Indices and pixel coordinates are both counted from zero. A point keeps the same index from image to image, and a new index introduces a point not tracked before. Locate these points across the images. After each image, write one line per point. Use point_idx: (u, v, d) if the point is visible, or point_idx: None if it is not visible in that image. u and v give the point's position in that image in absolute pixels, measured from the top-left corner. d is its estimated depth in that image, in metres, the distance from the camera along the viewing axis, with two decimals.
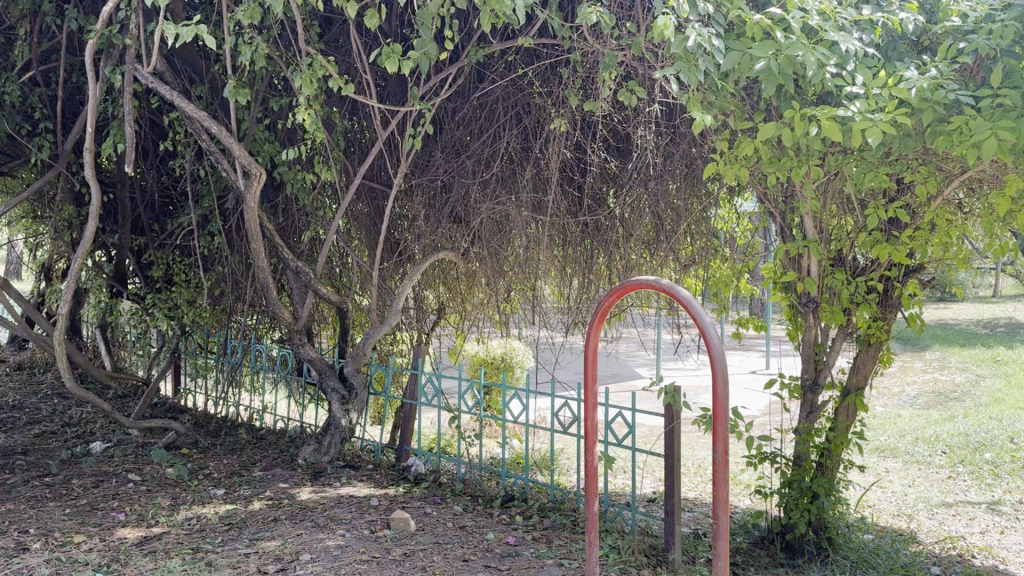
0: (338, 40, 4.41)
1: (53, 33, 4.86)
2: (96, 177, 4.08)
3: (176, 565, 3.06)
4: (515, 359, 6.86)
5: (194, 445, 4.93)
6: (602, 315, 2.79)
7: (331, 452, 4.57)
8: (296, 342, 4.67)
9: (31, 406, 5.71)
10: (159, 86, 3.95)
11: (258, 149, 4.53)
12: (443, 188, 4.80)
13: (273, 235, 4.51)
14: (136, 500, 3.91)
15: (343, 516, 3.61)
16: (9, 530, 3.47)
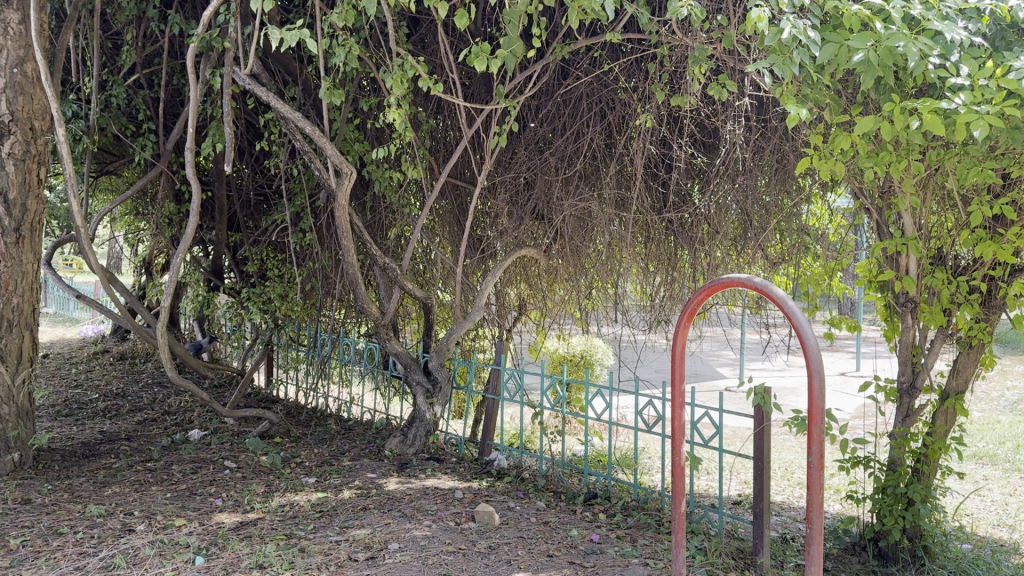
0: (426, 39, 4.48)
1: (156, 38, 5.09)
2: (198, 177, 4.24)
3: (272, 550, 3.18)
4: (595, 357, 6.81)
5: (285, 434, 5.09)
6: (690, 313, 2.68)
7: (416, 444, 4.63)
8: (383, 336, 4.76)
9: (134, 393, 5.99)
10: (256, 88, 4.07)
11: (347, 147, 4.64)
12: (526, 185, 4.81)
13: (362, 232, 4.60)
14: (232, 486, 4.07)
15: (429, 507, 3.68)
16: (116, 512, 3.65)
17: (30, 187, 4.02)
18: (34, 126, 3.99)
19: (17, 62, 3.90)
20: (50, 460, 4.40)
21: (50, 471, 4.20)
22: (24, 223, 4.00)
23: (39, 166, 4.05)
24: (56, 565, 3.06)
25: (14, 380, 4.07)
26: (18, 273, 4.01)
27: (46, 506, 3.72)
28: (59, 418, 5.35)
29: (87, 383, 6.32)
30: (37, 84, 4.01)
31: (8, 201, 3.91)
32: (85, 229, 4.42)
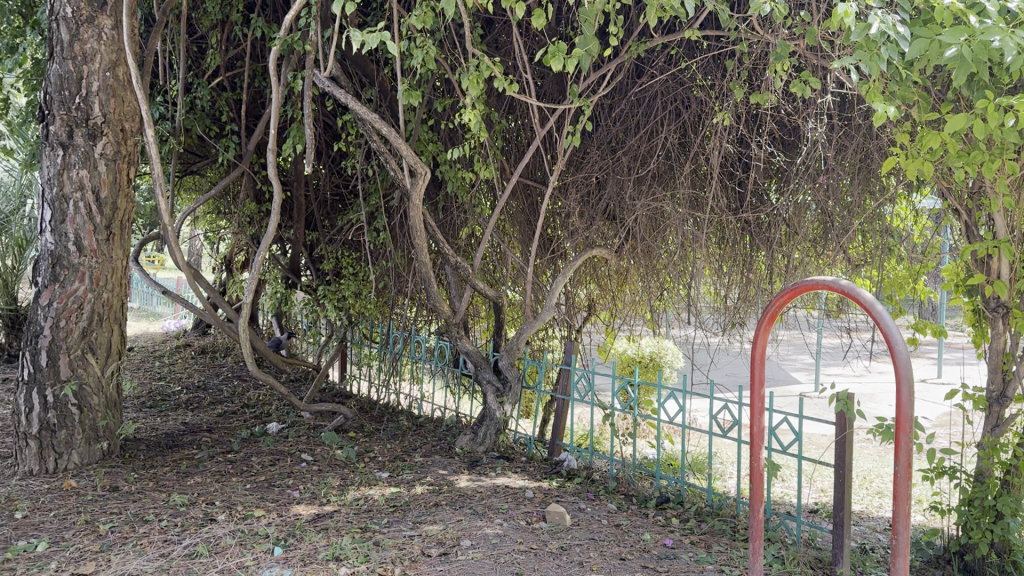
0: (501, 40, 4.51)
1: (239, 42, 5.24)
2: (278, 178, 4.34)
3: (347, 543, 3.24)
4: (664, 359, 6.71)
5: (359, 429, 5.19)
6: (771, 316, 2.61)
7: (487, 443, 4.65)
8: (454, 334, 4.79)
9: (214, 386, 6.19)
10: (334, 90, 4.14)
11: (422, 148, 4.68)
12: (598, 185, 4.77)
13: (435, 231, 4.64)
14: (308, 479, 4.16)
15: (501, 506, 3.69)
16: (199, 501, 3.78)
17: (121, 186, 4.18)
18: (126, 128, 4.16)
19: (110, 66, 4.07)
20: (137, 449, 4.57)
21: (136, 459, 4.37)
22: (115, 220, 4.16)
23: (129, 166, 4.22)
24: (143, 552, 3.19)
25: (104, 371, 4.24)
26: (110, 269, 4.17)
27: (132, 494, 3.87)
28: (145, 409, 5.57)
29: (171, 376, 6.56)
30: (129, 87, 4.17)
31: (100, 200, 4.08)
32: (171, 227, 4.58)
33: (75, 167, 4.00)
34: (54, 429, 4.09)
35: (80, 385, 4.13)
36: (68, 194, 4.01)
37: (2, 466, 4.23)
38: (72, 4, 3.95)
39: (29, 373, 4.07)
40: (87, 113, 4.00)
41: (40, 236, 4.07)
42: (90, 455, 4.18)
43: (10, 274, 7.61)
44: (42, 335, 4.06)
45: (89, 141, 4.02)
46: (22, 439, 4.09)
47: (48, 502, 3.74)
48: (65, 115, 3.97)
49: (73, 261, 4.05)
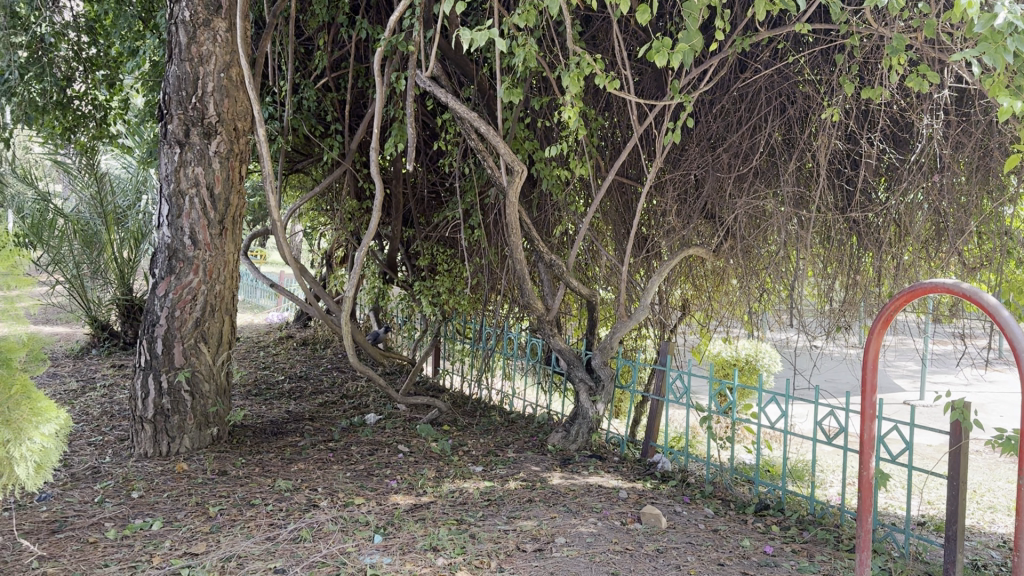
0: (600, 38, 4.52)
1: (343, 43, 5.38)
2: (380, 176, 4.44)
3: (444, 534, 3.30)
4: (761, 362, 6.59)
5: (453, 422, 5.26)
6: (885, 321, 2.51)
7: (579, 441, 4.62)
8: (547, 332, 4.80)
9: (315, 377, 6.40)
10: (435, 90, 4.19)
11: (519, 145, 4.67)
12: (696, 183, 4.67)
13: (531, 228, 4.66)
14: (405, 469, 4.25)
15: (595, 505, 3.68)
16: (302, 487, 3.91)
17: (233, 184, 4.36)
18: (238, 127, 4.33)
19: (224, 67, 4.24)
20: (243, 435, 4.77)
21: (243, 445, 4.56)
22: (227, 215, 4.34)
23: (241, 164, 4.39)
24: (250, 534, 3.32)
25: (215, 360, 4.43)
26: (222, 262, 4.36)
27: (240, 478, 4.04)
28: (250, 397, 5.80)
29: (274, 365, 6.82)
30: (241, 87, 4.34)
31: (214, 196, 4.27)
32: (279, 222, 4.76)
33: (190, 164, 4.19)
34: (168, 414, 4.30)
35: (193, 372, 4.32)
36: (184, 190, 4.20)
37: (120, 447, 4.48)
38: (190, 8, 4.13)
39: (145, 360, 4.29)
40: (202, 113, 4.18)
41: (157, 230, 4.28)
42: (201, 439, 4.39)
43: (127, 266, 8.03)
44: (158, 324, 4.28)
45: (204, 139, 4.20)
46: (139, 423, 4.31)
47: (162, 483, 3.94)
48: (182, 114, 4.16)
49: (188, 254, 4.25)
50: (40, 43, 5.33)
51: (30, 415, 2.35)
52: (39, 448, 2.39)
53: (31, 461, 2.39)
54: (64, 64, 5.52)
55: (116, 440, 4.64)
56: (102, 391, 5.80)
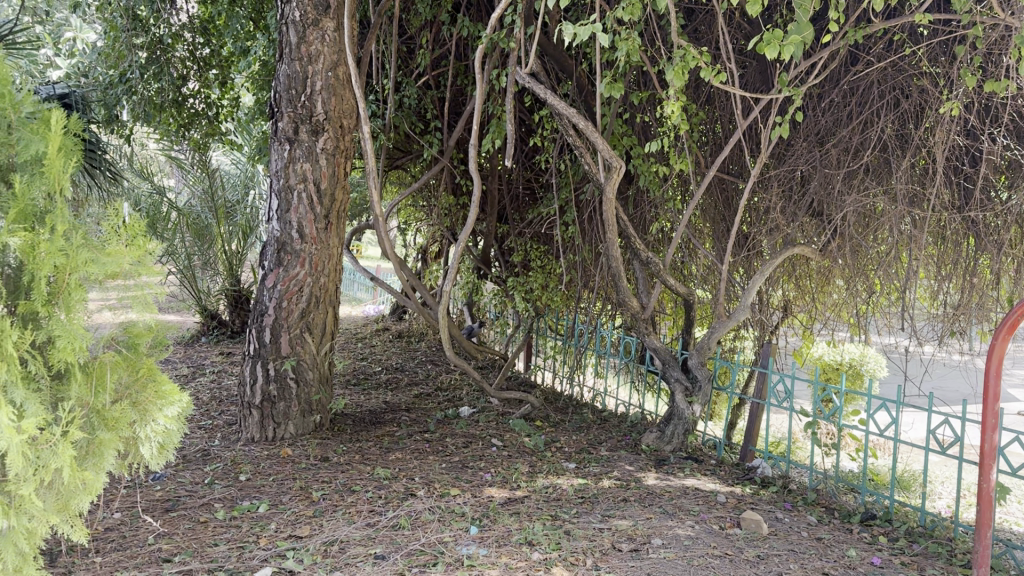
0: (703, 32, 4.46)
1: (445, 41, 5.46)
2: (478, 172, 4.46)
3: (540, 529, 3.31)
4: (866, 367, 6.28)
5: (546, 418, 5.27)
6: (1011, 327, 2.37)
7: (674, 442, 4.53)
8: (642, 330, 4.66)
9: (410, 369, 6.53)
10: (534, 86, 4.18)
11: (616, 141, 4.60)
12: (802, 180, 4.54)
13: (627, 223, 4.49)
14: (499, 463, 4.29)
15: (692, 507, 3.63)
16: (400, 476, 4.00)
17: (338, 179, 4.48)
18: (344, 124, 4.45)
19: (331, 66, 4.36)
20: (344, 423, 4.91)
21: (344, 433, 4.70)
22: (332, 210, 4.47)
23: (346, 161, 4.51)
24: (351, 520, 3.42)
25: (319, 349, 4.58)
26: (327, 255, 4.49)
27: (341, 464, 4.16)
28: (350, 386, 5.97)
29: (372, 356, 6.99)
30: (347, 85, 4.46)
31: (321, 191, 4.40)
32: (380, 217, 4.88)
33: (299, 161, 4.33)
34: (274, 401, 4.47)
35: (298, 361, 4.48)
36: (293, 185, 4.35)
37: (228, 431, 4.68)
38: (300, 9, 4.27)
39: (254, 348, 4.47)
40: (311, 111, 4.31)
41: (267, 223, 4.44)
42: (304, 426, 4.55)
43: (235, 258, 8.37)
44: (266, 314, 4.45)
45: (312, 136, 4.33)
46: (247, 408, 4.50)
47: (268, 467, 4.10)
48: (292, 113, 4.31)
49: (295, 248, 4.39)
50: (159, 43, 5.58)
51: (155, 399, 2.46)
52: (163, 429, 2.51)
53: (155, 440, 2.52)
54: (180, 64, 5.75)
55: (224, 424, 4.84)
56: (211, 377, 6.07)
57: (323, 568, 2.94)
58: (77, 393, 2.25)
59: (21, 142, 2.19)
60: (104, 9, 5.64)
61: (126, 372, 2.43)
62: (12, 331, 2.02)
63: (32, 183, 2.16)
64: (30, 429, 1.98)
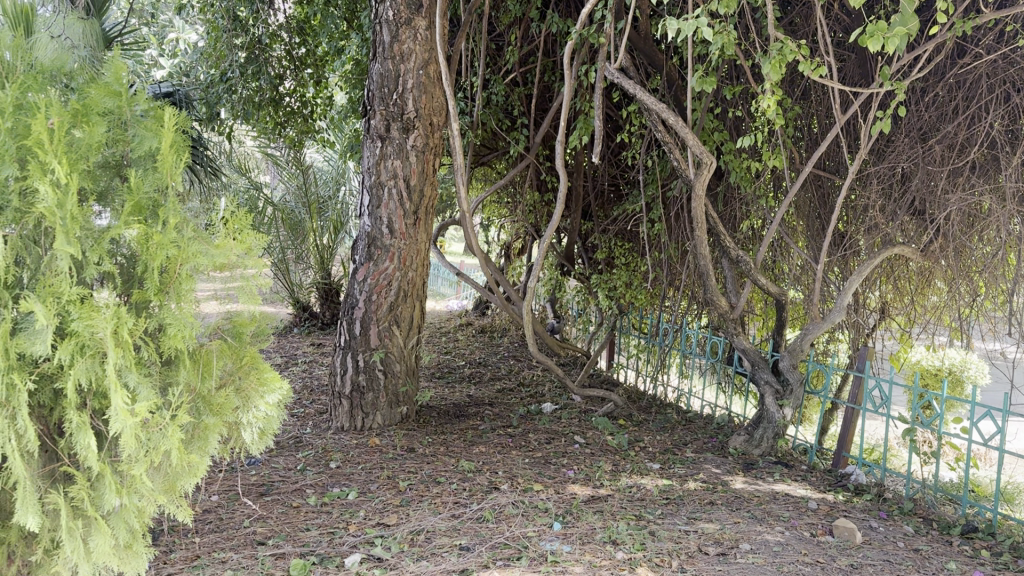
0: (800, 26, 4.35)
1: (533, 37, 5.47)
2: (566, 169, 4.40)
3: (624, 528, 3.29)
4: (966, 374, 5.91)
5: (628, 417, 5.22)
6: None
7: (763, 446, 4.42)
8: (731, 330, 4.55)
9: (493, 363, 6.57)
10: (624, 81, 4.10)
11: (707, 137, 4.50)
12: (903, 178, 4.37)
13: (717, 221, 4.41)
14: (582, 460, 4.28)
15: (782, 513, 3.55)
16: (484, 469, 4.03)
17: (427, 176, 4.55)
18: (433, 121, 4.51)
19: (423, 64, 4.41)
20: (430, 416, 4.99)
21: (429, 425, 4.77)
22: (421, 206, 4.54)
23: (434, 157, 4.57)
24: (437, 511, 3.47)
25: (406, 342, 4.66)
26: (414, 250, 4.56)
27: (427, 456, 4.23)
28: (435, 379, 6.06)
29: (455, 350, 7.07)
30: (437, 83, 4.51)
31: (410, 187, 4.47)
32: (467, 212, 4.93)
33: (390, 158, 4.41)
34: (363, 391, 4.58)
35: (386, 353, 4.57)
36: (384, 181, 4.43)
37: (319, 420, 4.81)
38: (394, 8, 4.34)
39: (345, 340, 4.58)
40: (402, 108, 4.38)
41: (358, 219, 4.55)
42: (391, 417, 4.65)
43: (326, 251, 8.63)
44: (356, 307, 4.56)
45: (403, 134, 4.40)
46: (337, 398, 4.62)
47: (357, 455, 4.20)
48: (384, 110, 4.39)
49: (385, 242, 4.48)
50: (257, 43, 5.74)
51: (257, 385, 2.58)
52: (263, 416, 2.63)
53: (255, 425, 2.64)
54: (277, 63, 5.91)
55: (315, 412, 4.99)
56: (303, 367, 6.26)
57: (411, 557, 3.00)
58: (186, 378, 2.34)
59: (137, 138, 2.30)
60: (207, 11, 5.85)
61: (231, 359, 2.53)
62: (129, 318, 2.13)
63: (145, 177, 2.27)
64: (144, 412, 2.09)
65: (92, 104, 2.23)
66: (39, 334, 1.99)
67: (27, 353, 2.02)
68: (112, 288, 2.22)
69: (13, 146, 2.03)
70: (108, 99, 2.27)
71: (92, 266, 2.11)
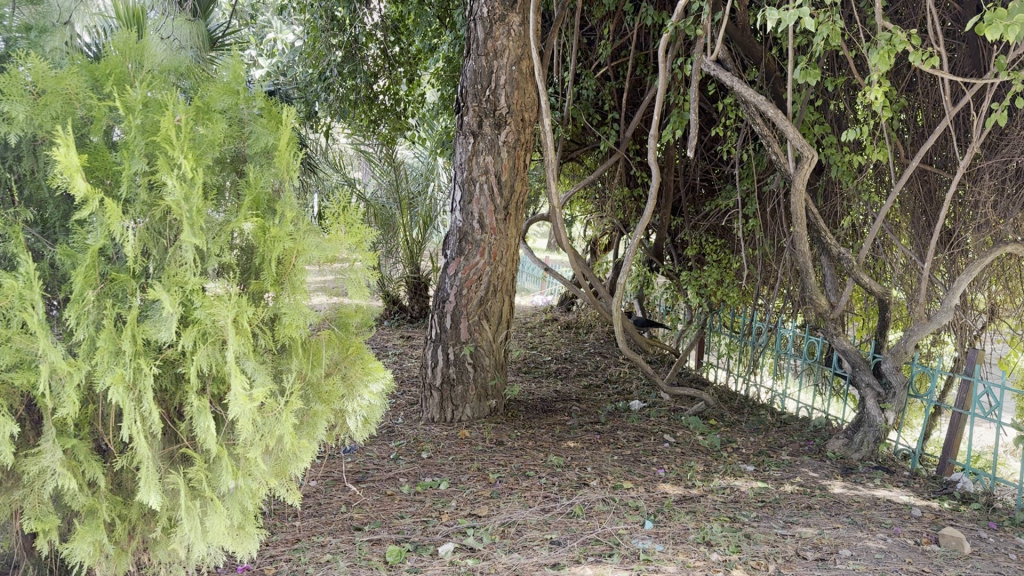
0: (908, 14, 4.20)
1: (625, 31, 5.43)
2: (657, 163, 4.15)
3: (718, 530, 3.25)
4: None
5: (720, 417, 5.13)
6: None
7: (864, 451, 4.29)
8: (830, 330, 4.42)
9: (579, 360, 6.56)
10: (721, 74, 4.01)
11: (806, 130, 4.38)
12: (1018, 172, 4.18)
13: (817, 217, 4.28)
14: (673, 460, 4.22)
15: (883, 520, 3.43)
16: (573, 465, 4.03)
17: (518, 171, 4.56)
18: (525, 117, 4.52)
19: (516, 61, 4.42)
20: (517, 410, 5.02)
21: (517, 419, 4.81)
22: (512, 202, 4.57)
23: (526, 153, 4.58)
24: (527, 504, 3.49)
25: (495, 337, 4.70)
26: (505, 245, 4.59)
27: (516, 449, 4.26)
28: (521, 374, 6.10)
29: (542, 346, 7.09)
30: (529, 79, 4.51)
31: (501, 182, 4.50)
32: (557, 207, 4.93)
33: (482, 154, 4.45)
34: (453, 383, 4.65)
35: (476, 347, 4.62)
36: (476, 177, 4.48)
37: (411, 411, 4.92)
38: (488, 5, 4.36)
39: (436, 333, 4.65)
40: (495, 105, 4.41)
41: (450, 214, 4.60)
42: (480, 410, 4.71)
43: (416, 245, 8.78)
44: (448, 301, 4.62)
45: (495, 129, 4.43)
46: (428, 389, 4.71)
47: (447, 447, 4.26)
48: (477, 107, 4.43)
49: (476, 238, 4.53)
50: (354, 43, 5.88)
51: (362, 374, 2.64)
52: (367, 404, 2.71)
53: (360, 413, 2.73)
54: (372, 62, 6.04)
55: (406, 403, 5.09)
56: (394, 358, 6.39)
57: (502, 549, 3.03)
58: (297, 367, 2.42)
59: (253, 135, 2.39)
60: (307, 11, 6.02)
61: (338, 349, 2.60)
62: (247, 307, 2.23)
63: (263, 172, 2.36)
64: (260, 398, 2.18)
65: (212, 102, 2.33)
66: (164, 322, 2.09)
67: (152, 339, 2.13)
68: (230, 279, 2.32)
69: (142, 141, 2.13)
70: (225, 98, 2.36)
71: (214, 257, 2.21)
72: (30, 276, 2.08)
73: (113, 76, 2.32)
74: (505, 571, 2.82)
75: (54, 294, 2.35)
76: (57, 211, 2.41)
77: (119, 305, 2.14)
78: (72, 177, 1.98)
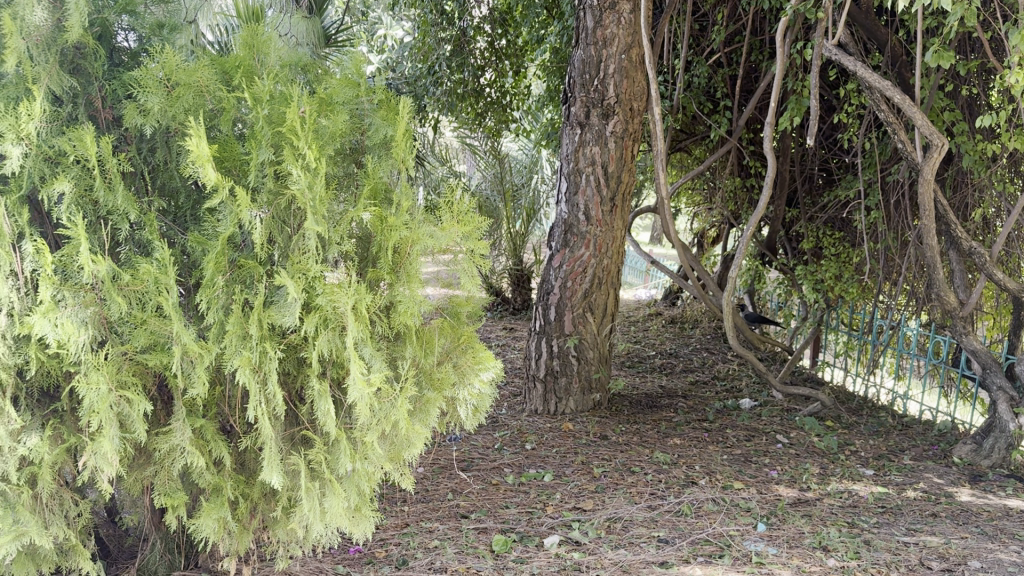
0: None
1: (739, 17, 5.26)
2: (774, 152, 3.98)
3: (835, 534, 3.11)
4: None
5: (837, 419, 4.92)
6: None
7: (994, 457, 4.02)
8: (958, 329, 4.16)
9: (685, 355, 6.42)
10: (843, 58, 3.83)
11: (935, 117, 4.14)
12: None
13: (946, 208, 4.04)
14: (786, 461, 4.07)
15: (1017, 531, 3.21)
16: (682, 462, 3.95)
17: (626, 162, 4.48)
18: (634, 107, 4.42)
19: (626, 49, 4.33)
20: (623, 405, 4.97)
21: (622, 414, 4.76)
22: (619, 193, 4.49)
23: (634, 143, 4.49)
24: (634, 500, 3.44)
25: (600, 329, 4.65)
26: (611, 237, 4.52)
27: (621, 444, 4.21)
28: (626, 368, 6.03)
29: (646, 341, 6.98)
30: (639, 68, 4.42)
31: (608, 173, 4.44)
32: (664, 198, 4.82)
33: (589, 144, 4.40)
34: (557, 376, 4.64)
35: (580, 339, 4.59)
36: (582, 168, 4.43)
37: (515, 402, 4.94)
38: None
39: (540, 324, 4.64)
40: (603, 95, 4.35)
41: (557, 205, 4.58)
42: (585, 403, 4.68)
43: (519, 238, 8.80)
44: (553, 292, 4.60)
45: (603, 120, 4.37)
46: (532, 381, 4.72)
47: (551, 439, 4.24)
48: (584, 97, 4.38)
49: (582, 229, 4.49)
50: (463, 37, 5.94)
51: (473, 364, 2.63)
52: (477, 393, 2.71)
53: (470, 402, 2.73)
54: (480, 55, 6.07)
55: (510, 394, 5.12)
56: (498, 350, 6.42)
57: (609, 544, 2.99)
58: (411, 354, 2.45)
59: (373, 126, 2.43)
60: (418, 6, 6.12)
61: (449, 338, 2.62)
62: (365, 295, 2.26)
63: (381, 163, 2.40)
64: (377, 384, 2.21)
65: (333, 94, 2.37)
66: (288, 307, 2.16)
67: (277, 325, 2.20)
68: (349, 267, 2.37)
69: (268, 133, 2.20)
70: (347, 90, 2.41)
71: (334, 246, 2.26)
72: (165, 262, 2.18)
73: (241, 69, 2.41)
74: (611, 567, 2.78)
75: (185, 280, 2.47)
76: (188, 200, 2.50)
77: (245, 291, 2.21)
78: (204, 167, 2.05)
